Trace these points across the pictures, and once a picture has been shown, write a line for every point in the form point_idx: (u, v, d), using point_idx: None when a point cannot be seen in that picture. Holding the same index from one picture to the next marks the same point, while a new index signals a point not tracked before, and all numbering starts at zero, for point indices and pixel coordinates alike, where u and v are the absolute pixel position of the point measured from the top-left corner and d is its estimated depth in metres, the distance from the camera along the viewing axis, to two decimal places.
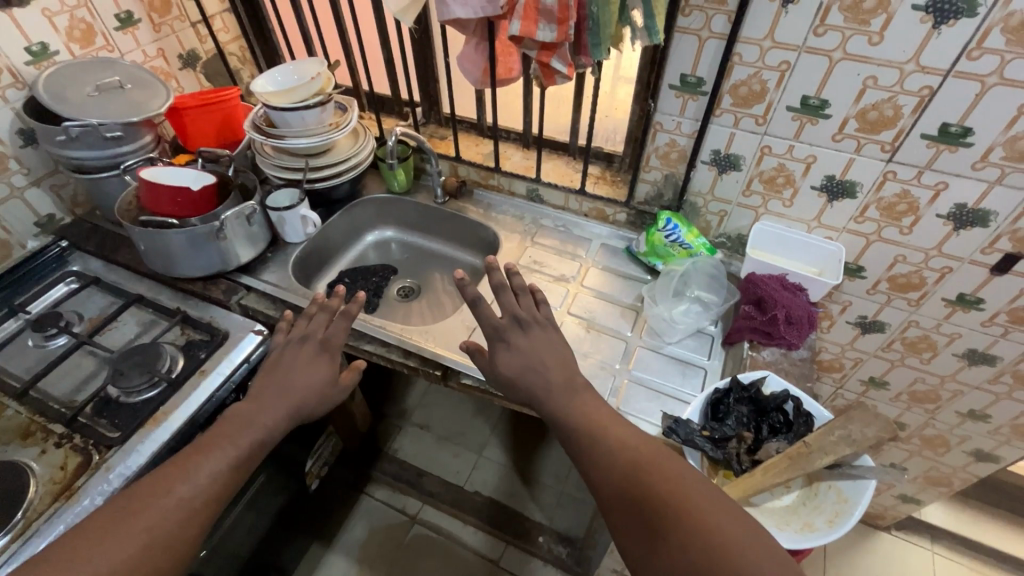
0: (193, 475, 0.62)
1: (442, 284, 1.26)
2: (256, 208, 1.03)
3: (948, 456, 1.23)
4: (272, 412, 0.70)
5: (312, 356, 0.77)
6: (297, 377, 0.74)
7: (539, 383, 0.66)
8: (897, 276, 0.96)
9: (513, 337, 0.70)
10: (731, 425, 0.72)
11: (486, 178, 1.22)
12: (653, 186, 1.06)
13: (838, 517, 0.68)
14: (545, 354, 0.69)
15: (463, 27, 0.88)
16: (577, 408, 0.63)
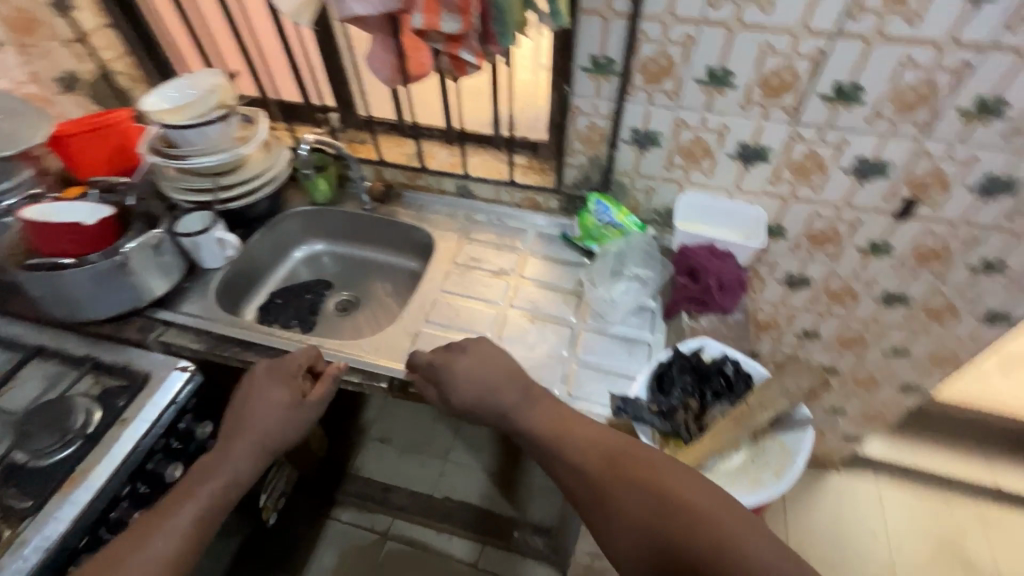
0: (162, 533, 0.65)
1: (382, 292, 1.21)
2: (164, 235, 0.95)
3: (880, 393, 1.32)
4: (234, 455, 0.74)
5: (262, 389, 0.79)
6: (252, 413, 0.77)
7: (494, 399, 0.72)
8: (815, 232, 1.01)
9: (456, 358, 0.77)
10: (677, 396, 0.74)
11: (412, 179, 1.20)
12: (580, 170, 1.06)
13: (783, 469, 0.71)
14: (486, 369, 0.75)
15: (365, 24, 0.84)
16: (539, 413, 0.70)
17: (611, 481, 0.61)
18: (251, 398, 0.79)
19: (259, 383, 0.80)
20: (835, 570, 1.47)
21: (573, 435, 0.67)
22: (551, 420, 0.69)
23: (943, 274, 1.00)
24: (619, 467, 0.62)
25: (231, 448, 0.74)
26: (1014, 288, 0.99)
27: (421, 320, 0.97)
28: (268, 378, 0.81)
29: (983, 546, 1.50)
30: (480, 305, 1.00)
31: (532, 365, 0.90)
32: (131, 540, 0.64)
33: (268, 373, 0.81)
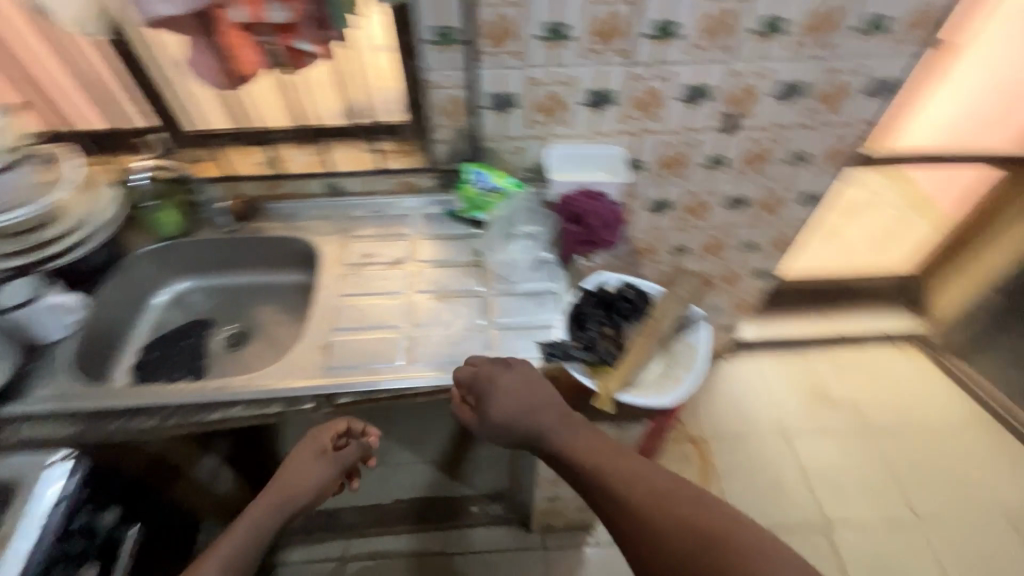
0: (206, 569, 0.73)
1: (273, 315, 1.12)
2: None
3: (743, 284, 1.54)
4: (262, 508, 0.84)
5: (299, 456, 0.90)
6: (290, 477, 0.88)
7: (534, 414, 0.75)
8: (666, 158, 1.13)
9: (502, 377, 0.77)
10: (594, 327, 0.80)
11: (272, 188, 1.12)
12: (448, 144, 1.06)
13: (693, 362, 0.80)
14: (534, 395, 0.76)
15: (176, 24, 0.76)
16: (571, 436, 0.74)
17: (646, 509, 0.63)
18: (289, 466, 0.89)
19: (297, 452, 0.91)
20: (742, 440, 1.73)
21: (613, 462, 0.69)
22: (584, 445, 0.72)
23: (768, 172, 1.19)
24: (652, 497, 0.64)
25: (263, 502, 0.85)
26: (818, 171, 1.21)
27: (328, 329, 0.93)
28: (304, 447, 0.91)
29: (838, 383, 1.86)
30: (386, 298, 0.97)
31: (455, 340, 0.91)
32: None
33: (305, 443, 0.91)
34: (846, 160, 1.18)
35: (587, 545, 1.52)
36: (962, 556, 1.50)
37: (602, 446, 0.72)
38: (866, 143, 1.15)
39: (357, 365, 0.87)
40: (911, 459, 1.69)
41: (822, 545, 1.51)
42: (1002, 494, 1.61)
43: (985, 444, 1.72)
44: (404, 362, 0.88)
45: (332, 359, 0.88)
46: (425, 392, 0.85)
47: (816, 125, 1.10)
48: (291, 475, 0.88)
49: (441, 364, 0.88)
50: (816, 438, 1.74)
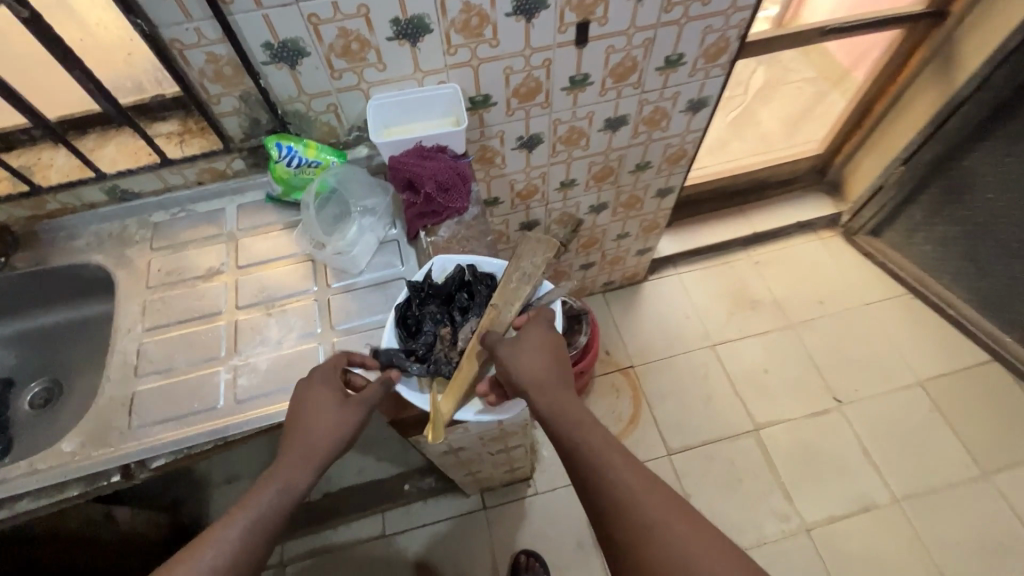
0: (209, 550, 0.56)
1: (90, 358, 0.93)
2: None
3: (645, 206, 1.43)
4: (285, 470, 0.64)
5: (309, 396, 0.67)
6: (305, 421, 0.66)
7: (547, 370, 0.68)
8: (518, 88, 0.95)
9: (528, 330, 0.71)
10: (429, 330, 0.73)
11: (38, 206, 0.88)
12: (240, 116, 0.85)
13: None
14: (544, 355, 0.69)
15: None
16: (564, 401, 0.67)
17: (619, 490, 0.60)
18: (302, 410, 0.67)
19: (301, 387, 0.68)
20: (670, 359, 1.70)
21: (621, 462, 0.62)
22: (590, 425, 0.66)
23: (641, 84, 1.03)
24: (633, 493, 0.59)
25: (288, 459, 0.65)
26: (698, 74, 1.05)
27: (129, 379, 0.75)
28: (307, 378, 0.69)
29: (760, 283, 1.83)
30: (199, 323, 0.80)
31: (287, 364, 0.76)
32: (172, 565, 0.55)
33: (309, 378, 0.69)
34: (725, 55, 1.03)
35: (528, 496, 1.51)
36: (881, 431, 1.57)
37: (608, 438, 0.65)
38: (746, 33, 0.99)
39: (168, 419, 0.72)
40: (833, 346, 1.71)
41: (752, 447, 1.55)
42: (916, 364, 1.67)
43: (900, 318, 1.75)
44: (226, 403, 0.73)
45: (137, 415, 0.72)
46: (256, 432, 0.72)
47: (684, 20, 0.92)
48: (313, 424, 0.66)
49: (270, 397, 0.74)
50: (742, 343, 1.73)
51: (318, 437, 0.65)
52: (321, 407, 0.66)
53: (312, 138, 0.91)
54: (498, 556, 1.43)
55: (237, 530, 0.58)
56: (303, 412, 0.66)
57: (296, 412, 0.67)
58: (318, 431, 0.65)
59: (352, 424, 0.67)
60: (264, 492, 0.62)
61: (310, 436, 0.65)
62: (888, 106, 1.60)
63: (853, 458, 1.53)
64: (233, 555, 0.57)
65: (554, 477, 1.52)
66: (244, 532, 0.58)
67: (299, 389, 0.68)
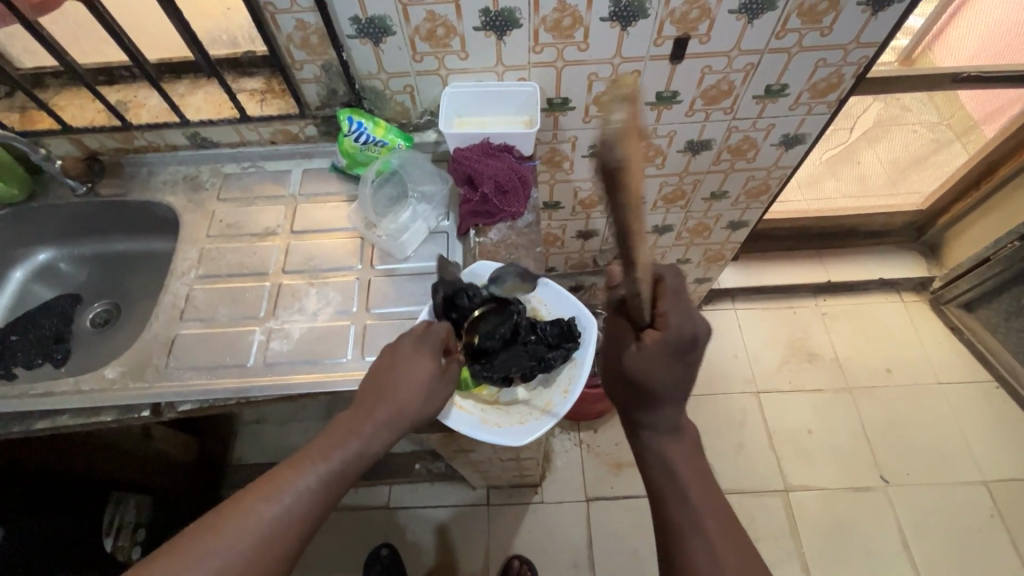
0: (295, 487, 0.58)
1: (149, 288, 0.99)
2: None
3: (713, 235, 1.34)
4: (372, 424, 0.63)
5: (411, 365, 0.66)
6: (399, 387, 0.64)
7: (653, 409, 0.65)
8: (600, 96, 0.90)
9: (649, 356, 0.62)
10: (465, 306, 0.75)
11: (127, 141, 0.93)
12: (320, 84, 0.85)
13: (569, 389, 0.74)
14: (664, 384, 0.63)
15: None
16: (662, 438, 0.66)
17: (684, 529, 0.62)
18: (397, 379, 0.65)
19: (404, 345, 0.67)
20: (708, 397, 1.62)
21: (711, 529, 0.61)
22: (689, 477, 0.64)
23: (734, 110, 0.95)
24: (693, 530, 0.61)
25: (371, 418, 0.63)
26: (799, 109, 0.97)
27: (174, 321, 0.80)
28: (413, 339, 0.68)
29: (824, 336, 1.70)
30: (248, 279, 0.84)
31: (317, 337, 0.78)
32: (265, 483, 0.58)
33: (415, 341, 0.68)
34: (836, 92, 0.94)
35: (533, 503, 1.49)
36: (926, 524, 1.43)
37: (706, 504, 0.63)
38: (865, 72, 0.89)
39: (202, 367, 0.76)
40: (892, 422, 1.57)
41: (777, 508, 1.46)
42: (983, 461, 1.50)
43: (974, 406, 1.58)
44: (256, 362, 0.76)
45: (175, 358, 0.77)
46: (275, 399, 0.75)
47: (795, 49, 0.84)
48: (400, 396, 0.64)
49: (297, 367, 0.76)
50: (790, 397, 1.61)
51: (408, 396, 0.64)
52: (419, 385, 0.65)
53: (384, 116, 0.91)
54: (491, 554, 1.43)
55: (313, 483, 0.58)
56: (398, 381, 0.65)
57: (393, 374, 0.65)
58: (405, 404, 0.64)
59: (437, 401, 0.66)
60: (333, 446, 0.61)
61: (394, 407, 0.64)
62: (1016, 172, 1.41)
63: (888, 546, 1.41)
64: (310, 504, 0.58)
65: (563, 490, 1.50)
66: (312, 488, 0.58)
67: (405, 346, 0.67)
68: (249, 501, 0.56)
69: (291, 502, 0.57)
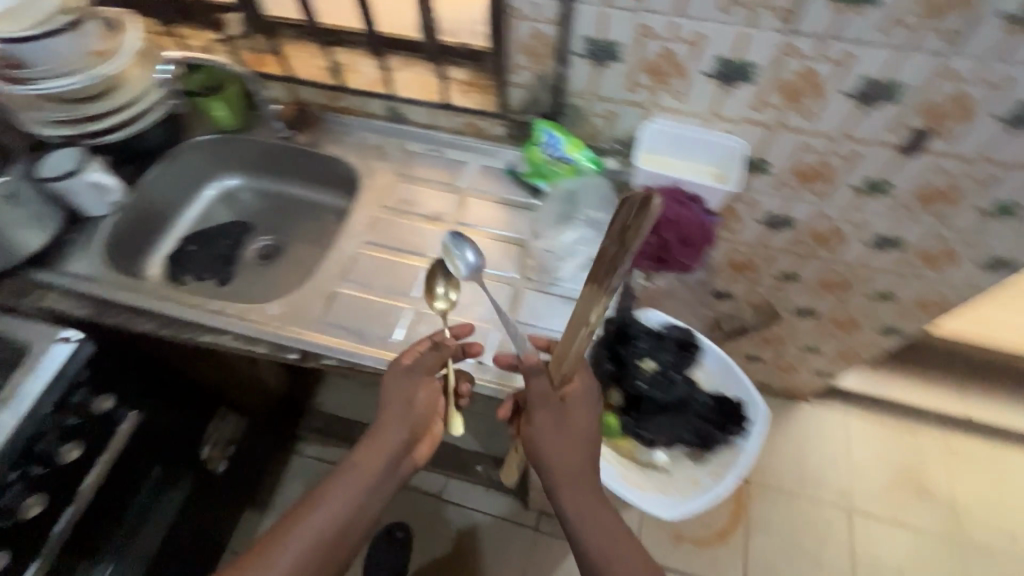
0: (326, 503, 0.68)
1: (311, 236, 1.05)
2: (17, 183, 0.79)
3: (858, 335, 1.23)
4: (384, 448, 0.71)
5: (394, 384, 0.71)
6: (393, 414, 0.71)
7: (570, 462, 0.68)
8: (803, 168, 0.85)
9: (575, 408, 0.69)
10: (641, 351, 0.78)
11: (334, 99, 1.00)
12: (527, 91, 0.86)
13: (721, 471, 0.77)
14: (572, 426, 0.69)
15: None
16: (583, 490, 0.68)
17: None
18: (384, 399, 0.72)
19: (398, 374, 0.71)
20: (792, 497, 1.49)
21: None
22: (615, 529, 0.67)
23: (946, 216, 0.86)
24: None
25: (379, 444, 0.71)
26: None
27: (337, 278, 0.84)
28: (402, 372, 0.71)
29: (942, 474, 1.51)
30: (410, 258, 0.86)
31: (462, 333, 0.79)
32: (305, 506, 0.68)
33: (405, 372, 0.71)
34: None
35: None
36: None
37: (637, 557, 0.65)
38: None
39: (352, 330, 0.79)
40: None
41: None
42: None
43: None
44: (401, 339, 0.78)
45: (330, 314, 0.81)
46: None
47: None
48: (396, 417, 0.71)
49: None
50: (886, 529, 1.45)
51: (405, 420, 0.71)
52: (410, 401, 0.71)
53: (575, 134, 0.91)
54: None
55: (338, 503, 0.68)
56: (387, 402, 0.71)
57: (390, 402, 0.71)
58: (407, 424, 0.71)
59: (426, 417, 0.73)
60: (349, 475, 0.69)
61: (393, 430, 0.71)
62: None
63: None
64: (347, 513, 0.68)
65: None
66: (337, 510, 0.68)
67: (396, 380, 0.71)
68: (292, 523, 0.67)
69: (322, 520, 0.67)
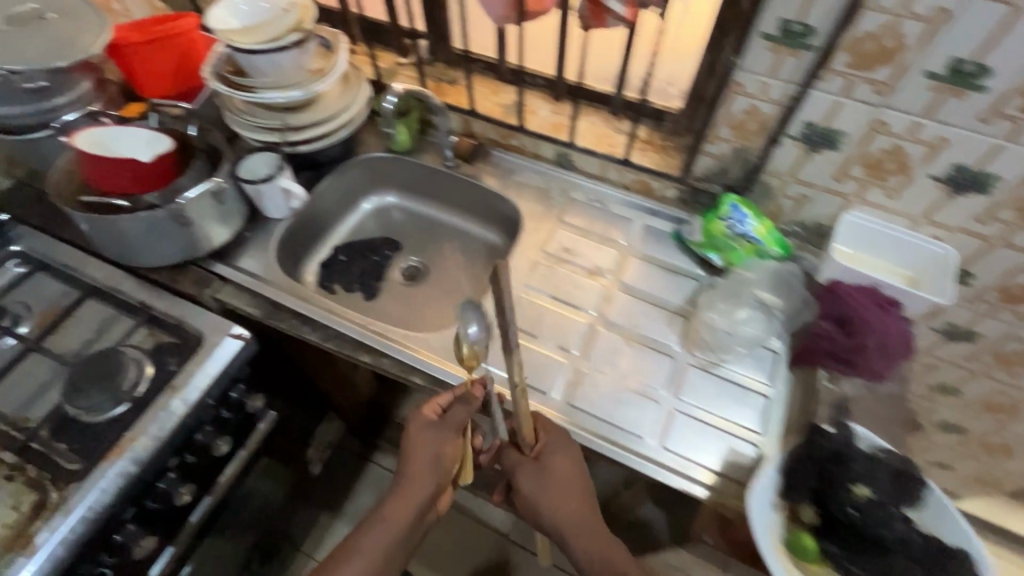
0: (361, 549, 0.72)
1: (456, 265, 1.06)
2: (225, 183, 0.84)
3: (1007, 463, 1.12)
4: (412, 499, 0.73)
5: (422, 440, 0.74)
6: (419, 466, 0.74)
7: (558, 508, 0.73)
8: (1014, 287, 0.78)
9: (554, 461, 0.72)
10: (855, 474, 0.73)
11: (506, 137, 1.01)
12: (718, 161, 0.84)
13: None
14: (570, 478, 0.73)
15: None
16: (584, 532, 0.73)
17: None
18: (411, 453, 0.74)
19: (419, 428, 0.74)
20: None
21: None
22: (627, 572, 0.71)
23: None
24: None
25: (407, 497, 0.73)
26: None
27: None
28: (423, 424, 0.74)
29: None
30: (571, 311, 0.84)
31: (620, 401, 0.76)
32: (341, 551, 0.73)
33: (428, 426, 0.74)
34: None
35: None
36: None
37: None
38: None
39: (512, 377, 0.78)
40: None
41: None
42: None
43: None
44: (559, 398, 0.76)
45: (490, 356, 0.80)
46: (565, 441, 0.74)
47: None
48: (425, 472, 0.74)
49: (595, 424, 0.74)
50: None
51: (427, 472, 0.74)
52: (439, 456, 0.74)
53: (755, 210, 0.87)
54: None
55: (373, 551, 0.72)
56: (416, 458, 0.74)
57: (416, 456, 0.74)
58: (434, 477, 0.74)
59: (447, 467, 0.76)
60: (380, 524, 0.73)
61: (422, 482, 0.74)
62: None
63: None
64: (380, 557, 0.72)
65: None
66: (378, 554, 0.72)
67: (419, 434, 0.74)
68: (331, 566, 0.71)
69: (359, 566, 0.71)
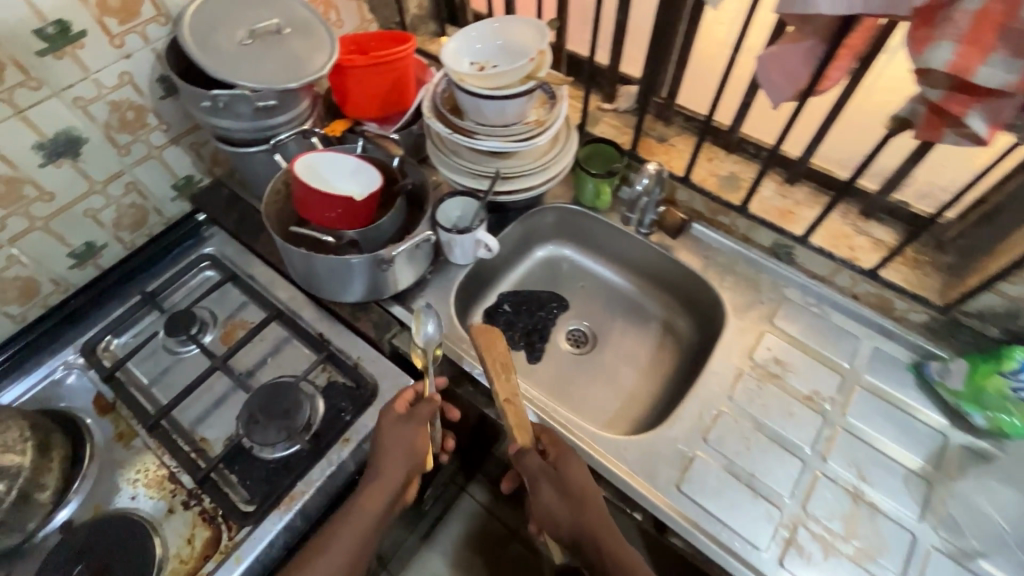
0: (332, 547, 0.63)
1: (626, 339, 0.96)
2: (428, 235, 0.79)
3: None
4: (375, 493, 0.65)
5: (396, 432, 0.67)
6: (386, 458, 0.67)
7: (566, 520, 0.62)
8: None
9: (568, 466, 0.65)
10: None
11: (715, 212, 0.89)
12: (1008, 303, 0.68)
13: None
14: (584, 487, 0.63)
15: (804, 21, 0.58)
16: (597, 546, 0.60)
17: None
18: (385, 448, 0.67)
19: (387, 419, 0.69)
20: None
21: None
22: None
23: None
24: None
25: (368, 493, 0.65)
26: None
27: (695, 438, 0.72)
28: (390, 414, 0.69)
29: None
30: (783, 444, 0.72)
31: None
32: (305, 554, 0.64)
33: (397, 419, 0.69)
34: None
35: None
36: None
37: None
38: None
39: (715, 516, 0.67)
40: None
41: None
42: None
43: None
44: (769, 555, 0.64)
45: (688, 483, 0.69)
46: None
47: None
48: (398, 466, 0.66)
49: None
50: None
51: (396, 464, 0.66)
52: (413, 449, 0.67)
53: None
54: None
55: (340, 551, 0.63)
56: (388, 450, 0.67)
57: (386, 449, 0.67)
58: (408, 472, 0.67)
59: (415, 458, 0.68)
60: (349, 521, 0.65)
61: (394, 476, 0.66)
62: None
63: None
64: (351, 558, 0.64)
65: None
66: (353, 551, 0.64)
67: (385, 426, 0.68)
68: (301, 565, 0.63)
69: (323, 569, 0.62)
